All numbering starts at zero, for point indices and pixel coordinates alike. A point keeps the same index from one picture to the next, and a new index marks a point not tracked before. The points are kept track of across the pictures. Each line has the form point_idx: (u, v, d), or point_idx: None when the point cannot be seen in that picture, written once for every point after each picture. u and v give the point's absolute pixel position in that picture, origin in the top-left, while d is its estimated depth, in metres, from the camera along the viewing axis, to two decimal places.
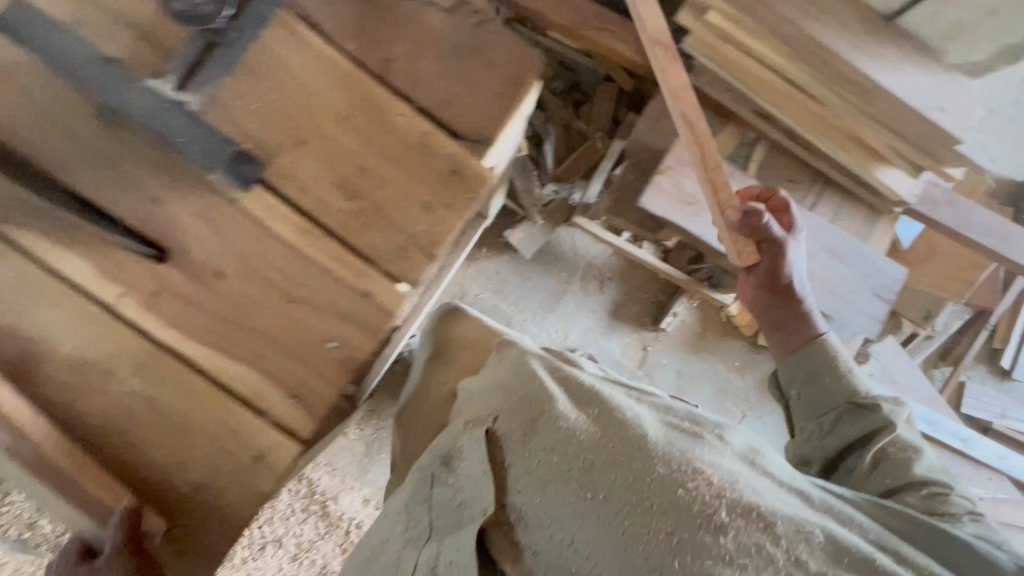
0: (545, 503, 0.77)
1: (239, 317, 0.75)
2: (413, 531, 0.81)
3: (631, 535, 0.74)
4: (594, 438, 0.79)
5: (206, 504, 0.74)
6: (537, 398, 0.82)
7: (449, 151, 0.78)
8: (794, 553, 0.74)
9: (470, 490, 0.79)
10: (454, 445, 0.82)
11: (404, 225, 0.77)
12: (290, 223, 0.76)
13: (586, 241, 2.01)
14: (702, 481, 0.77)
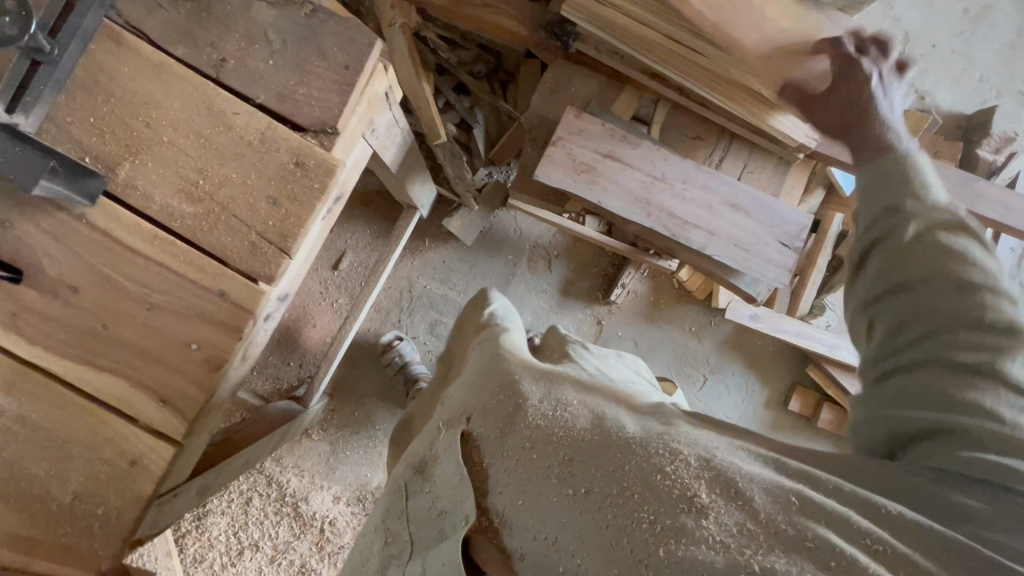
0: (517, 507, 0.71)
1: (101, 330, 0.77)
2: (395, 544, 0.84)
3: (612, 522, 0.66)
4: (556, 427, 0.72)
5: (97, 510, 0.78)
6: (502, 395, 0.78)
7: (293, 142, 0.79)
8: (775, 525, 0.62)
9: (447, 498, 0.77)
10: (433, 450, 0.83)
11: (255, 222, 0.78)
12: (138, 233, 0.77)
13: (528, 221, 2.02)
14: (681, 463, 0.67)
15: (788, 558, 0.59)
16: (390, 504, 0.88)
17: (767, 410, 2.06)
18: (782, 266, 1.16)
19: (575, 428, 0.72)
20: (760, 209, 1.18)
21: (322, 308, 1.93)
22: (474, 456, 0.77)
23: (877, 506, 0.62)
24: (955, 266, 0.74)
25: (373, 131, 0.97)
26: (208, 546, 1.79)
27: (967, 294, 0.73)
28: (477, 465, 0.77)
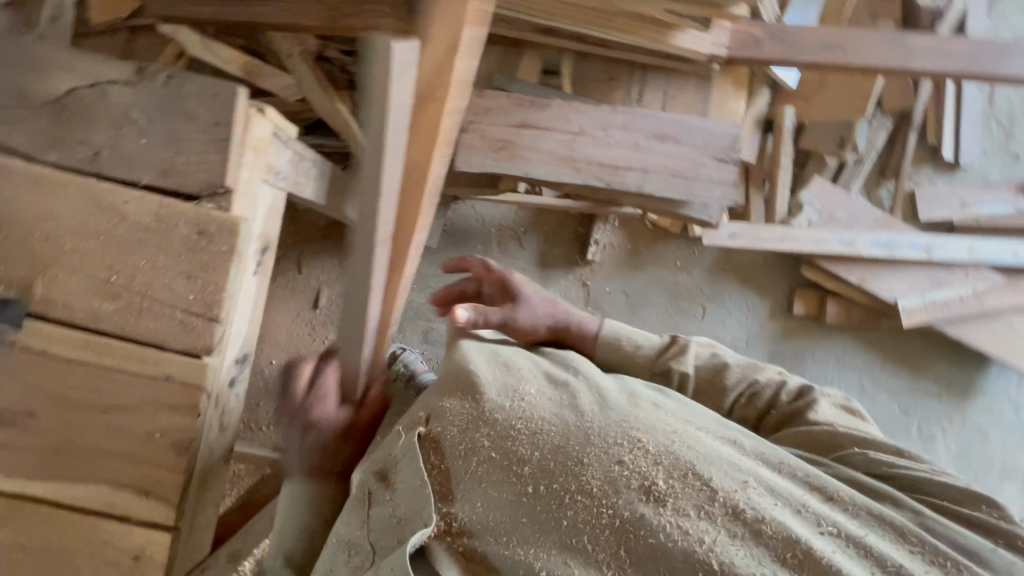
0: (478, 510, 0.75)
1: (65, 445, 0.79)
2: (358, 553, 0.82)
3: (573, 515, 0.71)
4: (515, 425, 0.78)
5: None
6: (464, 398, 0.84)
7: (187, 213, 0.79)
8: (731, 506, 0.69)
9: (409, 502, 0.79)
10: (394, 451, 0.85)
11: (173, 300, 0.79)
12: (69, 346, 0.78)
13: (487, 206, 2.00)
14: (638, 452, 0.73)
15: (746, 547, 0.67)
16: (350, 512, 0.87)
17: (775, 322, 2.02)
18: (728, 185, 1.13)
19: (535, 423, 0.78)
20: (689, 132, 1.15)
21: (314, 348, 1.94)
22: (434, 455, 0.82)
23: (825, 488, 0.74)
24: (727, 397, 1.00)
25: (277, 173, 0.96)
26: None
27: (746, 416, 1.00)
28: (439, 469, 0.81)
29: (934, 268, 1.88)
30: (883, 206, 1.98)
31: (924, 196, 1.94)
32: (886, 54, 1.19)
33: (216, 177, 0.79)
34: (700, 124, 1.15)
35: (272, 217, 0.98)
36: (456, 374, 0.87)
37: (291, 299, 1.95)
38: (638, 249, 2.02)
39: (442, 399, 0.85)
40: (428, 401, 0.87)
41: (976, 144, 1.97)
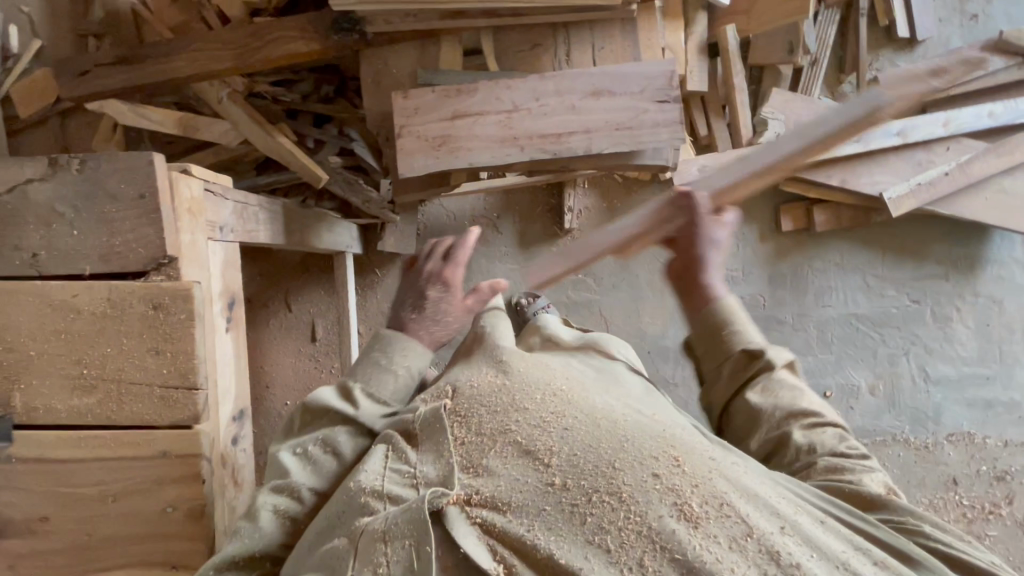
0: (499, 490, 0.73)
1: (84, 542, 0.80)
2: (374, 502, 0.76)
3: (597, 512, 0.69)
4: (550, 422, 0.79)
5: None
6: (495, 387, 0.87)
7: (137, 291, 0.79)
8: (768, 546, 0.68)
9: (435, 465, 0.79)
10: (414, 420, 0.86)
11: (146, 378, 0.79)
12: (61, 447, 0.79)
13: (454, 200, 1.98)
14: (672, 468, 0.73)
15: None
16: (357, 468, 0.82)
17: (766, 244, 2.00)
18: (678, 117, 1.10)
19: (570, 424, 0.79)
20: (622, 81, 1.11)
21: (324, 380, 1.96)
22: (459, 430, 0.82)
23: (872, 554, 0.73)
24: (790, 426, 1.01)
25: (222, 227, 0.95)
26: None
27: (799, 443, 0.99)
28: (462, 445, 0.80)
29: (913, 151, 1.83)
30: (849, 100, 1.93)
31: (888, 80, 1.88)
32: None
33: (154, 249, 0.79)
34: (632, 70, 1.11)
35: (230, 271, 0.97)
36: (489, 368, 0.91)
37: (290, 338, 1.96)
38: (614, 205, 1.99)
39: (471, 383, 0.88)
40: (458, 380, 0.90)
41: (929, 14, 1.89)
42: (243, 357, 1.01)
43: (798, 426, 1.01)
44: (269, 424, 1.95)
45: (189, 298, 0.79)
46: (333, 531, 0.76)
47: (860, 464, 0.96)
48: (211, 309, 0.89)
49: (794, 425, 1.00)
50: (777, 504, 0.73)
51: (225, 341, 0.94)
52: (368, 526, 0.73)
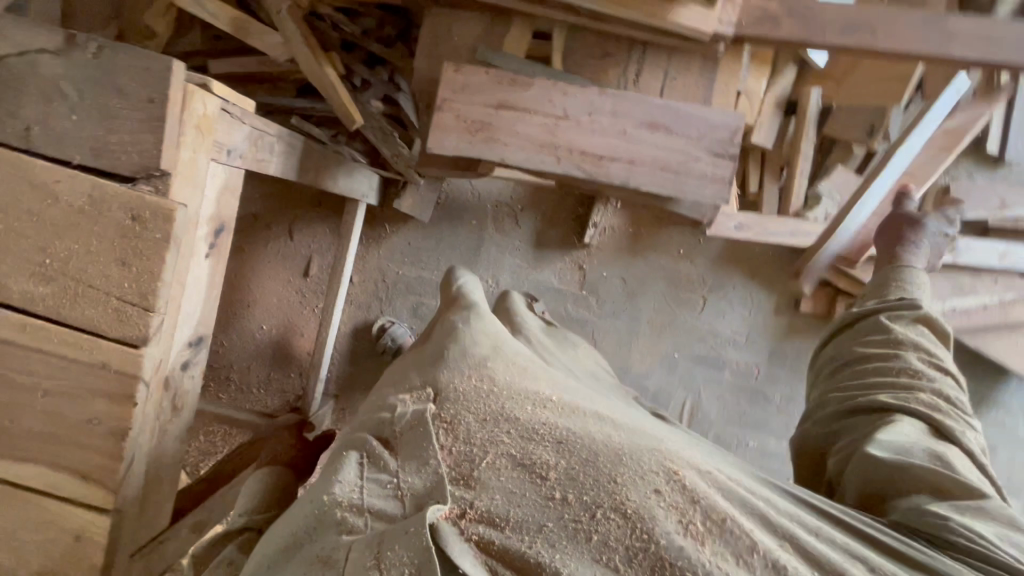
0: (496, 503, 0.63)
1: (4, 425, 0.79)
2: (354, 519, 0.64)
3: (604, 530, 0.61)
4: (539, 431, 0.70)
5: None
6: (483, 387, 0.75)
7: (119, 198, 0.75)
8: (772, 561, 0.64)
9: (416, 476, 0.67)
10: (398, 420, 0.74)
11: (103, 285, 0.76)
12: (7, 328, 0.77)
13: (482, 181, 1.92)
14: (675, 486, 0.66)
15: None
16: (330, 471, 0.69)
17: (777, 319, 1.93)
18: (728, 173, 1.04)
19: (558, 432, 0.70)
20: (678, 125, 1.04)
21: (304, 316, 1.95)
22: (444, 438, 0.70)
23: (870, 561, 0.69)
24: (907, 350, 1.05)
25: (229, 151, 0.92)
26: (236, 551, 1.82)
27: (909, 365, 1.03)
28: (450, 454, 0.68)
29: (960, 272, 1.75)
30: None
31: (960, 193, 1.78)
32: (921, 38, 1.05)
33: (148, 160, 0.75)
34: (697, 115, 1.04)
35: (226, 197, 0.94)
36: (469, 365, 0.79)
37: (283, 266, 1.93)
38: (638, 234, 1.92)
39: (454, 385, 0.75)
40: (437, 375, 0.78)
41: None
42: (216, 285, 0.98)
43: (913, 356, 1.04)
44: (239, 343, 1.94)
45: (173, 219, 0.76)
46: (298, 554, 0.64)
47: (955, 416, 0.98)
48: (195, 229, 0.85)
49: (912, 352, 1.05)
50: (774, 515, 0.70)
51: (202, 265, 0.91)
52: (350, 549, 0.61)
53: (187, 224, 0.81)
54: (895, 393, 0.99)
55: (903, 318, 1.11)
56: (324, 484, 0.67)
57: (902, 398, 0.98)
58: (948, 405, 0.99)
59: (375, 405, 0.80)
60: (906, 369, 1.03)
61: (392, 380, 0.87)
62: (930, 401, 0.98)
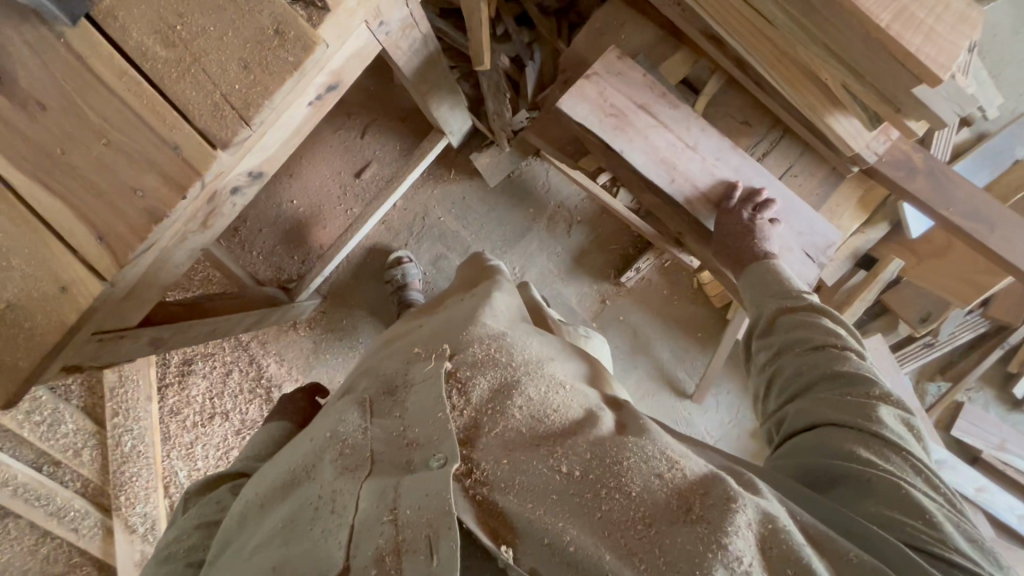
0: (500, 468, 0.62)
1: (53, 152, 0.77)
2: (352, 455, 0.66)
3: (608, 510, 0.59)
4: (549, 405, 0.68)
5: (12, 331, 0.79)
6: (497, 355, 0.74)
7: (273, 8, 0.75)
8: (763, 542, 0.58)
9: (423, 426, 0.66)
10: (413, 374, 0.73)
11: (214, 75, 0.75)
12: (107, 66, 0.75)
13: (560, 178, 1.93)
14: (678, 473, 0.62)
15: None
16: (339, 415, 0.72)
17: (750, 438, 1.96)
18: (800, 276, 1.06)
19: (565, 415, 0.68)
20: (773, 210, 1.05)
21: (335, 212, 1.93)
22: (455, 399, 0.69)
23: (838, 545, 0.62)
24: (809, 347, 0.87)
25: (381, 24, 0.92)
26: (185, 403, 2.00)
27: (815, 360, 0.85)
28: (460, 415, 0.68)
29: None
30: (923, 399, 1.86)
31: (968, 415, 1.81)
32: None
33: None
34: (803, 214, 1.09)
35: (353, 61, 0.93)
36: (487, 334, 0.77)
37: (340, 156, 1.92)
38: (670, 300, 1.93)
39: (471, 346, 0.75)
40: (458, 338, 0.77)
41: None
42: (295, 136, 0.96)
43: (825, 344, 0.86)
44: (263, 204, 1.92)
45: (310, 50, 0.75)
46: (297, 492, 0.66)
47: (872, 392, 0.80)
48: (319, 69, 0.84)
49: (822, 341, 0.86)
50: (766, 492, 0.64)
51: (301, 112, 0.90)
52: (360, 504, 0.60)
53: (317, 64, 0.80)
54: (800, 398, 0.84)
55: (791, 304, 0.94)
56: (332, 426, 0.71)
57: (807, 404, 0.82)
58: (860, 388, 0.80)
59: (389, 356, 0.81)
60: (809, 356, 0.86)
61: (398, 341, 0.85)
62: (834, 398, 0.80)
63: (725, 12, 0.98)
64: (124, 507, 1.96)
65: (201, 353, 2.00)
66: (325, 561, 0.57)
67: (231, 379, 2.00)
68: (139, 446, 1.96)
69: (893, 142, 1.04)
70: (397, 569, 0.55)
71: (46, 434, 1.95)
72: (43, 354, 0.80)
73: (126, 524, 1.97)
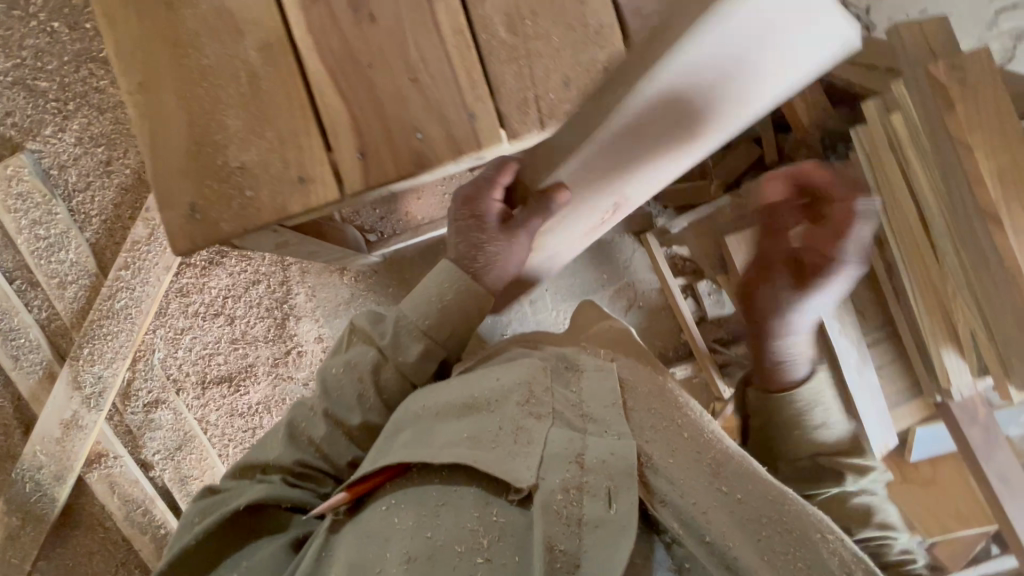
0: (669, 462, 0.79)
1: (361, 60, 0.80)
2: (537, 405, 0.82)
3: (768, 536, 0.75)
4: (707, 433, 0.87)
5: (231, 190, 0.79)
6: (654, 378, 0.94)
7: (610, 49, 0.81)
8: None
9: (599, 408, 0.85)
10: (580, 365, 0.92)
11: (536, 74, 0.81)
12: (449, 18, 0.80)
13: (641, 262, 2.01)
14: (837, 539, 0.78)
15: None
16: (520, 369, 0.88)
17: None
18: None
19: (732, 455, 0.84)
20: None
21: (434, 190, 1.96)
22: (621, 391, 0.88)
23: None
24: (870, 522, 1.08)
25: None
26: (199, 289, 1.90)
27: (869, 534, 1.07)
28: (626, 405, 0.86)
29: None
30: None
31: None
32: None
33: None
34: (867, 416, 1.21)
35: None
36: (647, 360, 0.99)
37: None
38: None
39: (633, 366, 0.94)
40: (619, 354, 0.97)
41: None
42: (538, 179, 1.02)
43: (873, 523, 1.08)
44: None
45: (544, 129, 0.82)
46: (473, 415, 0.83)
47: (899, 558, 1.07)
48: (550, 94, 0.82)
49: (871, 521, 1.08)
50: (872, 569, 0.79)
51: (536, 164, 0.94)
52: (552, 445, 0.77)
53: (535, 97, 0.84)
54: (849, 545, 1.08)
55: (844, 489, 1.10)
56: (517, 376, 0.87)
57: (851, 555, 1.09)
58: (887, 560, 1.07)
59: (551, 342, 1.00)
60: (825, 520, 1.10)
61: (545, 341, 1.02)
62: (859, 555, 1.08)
63: (904, 225, 1.14)
64: (82, 360, 1.82)
65: (239, 251, 1.92)
66: (517, 473, 0.74)
67: (253, 289, 1.92)
68: (131, 308, 1.83)
69: (977, 391, 1.19)
70: (580, 500, 0.72)
71: (41, 252, 1.84)
72: (244, 223, 0.79)
73: (74, 377, 1.82)
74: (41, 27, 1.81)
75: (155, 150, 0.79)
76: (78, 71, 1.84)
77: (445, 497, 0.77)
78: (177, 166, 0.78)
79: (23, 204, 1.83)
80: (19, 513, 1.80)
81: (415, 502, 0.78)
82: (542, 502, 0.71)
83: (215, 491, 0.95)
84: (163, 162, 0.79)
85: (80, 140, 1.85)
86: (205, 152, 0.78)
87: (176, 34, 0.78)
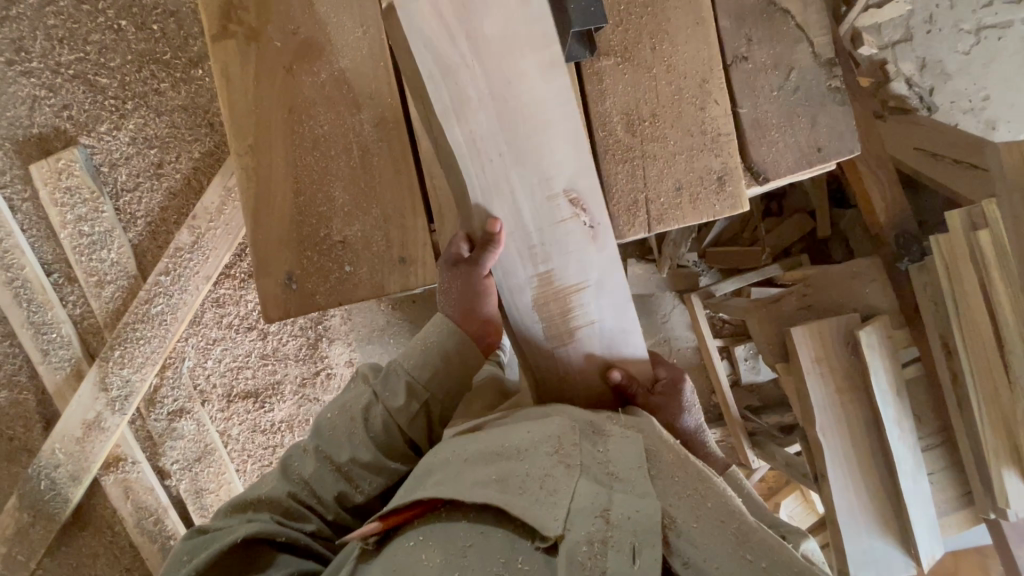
0: (691, 525, 0.63)
1: None
2: (574, 454, 0.67)
3: None
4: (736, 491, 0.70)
5: (330, 263, 0.78)
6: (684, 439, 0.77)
7: (725, 159, 0.81)
8: None
9: (626, 465, 0.67)
10: (607, 427, 0.74)
11: (648, 176, 0.80)
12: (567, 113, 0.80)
13: (680, 320, 1.99)
14: None
15: None
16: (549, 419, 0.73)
17: None
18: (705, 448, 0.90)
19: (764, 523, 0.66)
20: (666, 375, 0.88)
21: None
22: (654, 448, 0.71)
23: None
24: None
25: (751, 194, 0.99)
26: (234, 300, 1.89)
27: None
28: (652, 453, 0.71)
29: None
30: None
31: None
32: None
33: (770, 167, 0.82)
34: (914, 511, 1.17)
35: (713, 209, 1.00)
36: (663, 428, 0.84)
37: None
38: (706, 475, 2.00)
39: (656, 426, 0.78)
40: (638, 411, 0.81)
41: None
42: (543, 265, 0.77)
43: None
44: None
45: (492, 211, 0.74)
46: (503, 462, 0.68)
47: None
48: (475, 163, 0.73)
49: None
50: None
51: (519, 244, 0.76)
52: (579, 495, 0.63)
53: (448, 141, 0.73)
54: None
55: None
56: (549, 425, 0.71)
57: None
58: None
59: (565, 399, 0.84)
60: None
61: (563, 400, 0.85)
62: None
63: (976, 339, 1.13)
64: (111, 361, 1.79)
65: None
66: (543, 518, 0.61)
67: None
68: (165, 315, 1.81)
69: None
70: (604, 557, 0.58)
71: (83, 249, 1.82)
72: (340, 296, 0.78)
73: (101, 378, 1.79)
74: (108, 23, 1.80)
75: (258, 213, 0.78)
76: (140, 71, 1.82)
77: (475, 538, 0.64)
78: (279, 232, 0.78)
79: (70, 199, 1.81)
80: (30, 511, 1.77)
81: (442, 543, 0.65)
82: (567, 555, 0.58)
83: (206, 529, 0.86)
84: (265, 226, 0.78)
85: (134, 140, 1.84)
86: (309, 222, 0.78)
87: (293, 101, 0.78)
